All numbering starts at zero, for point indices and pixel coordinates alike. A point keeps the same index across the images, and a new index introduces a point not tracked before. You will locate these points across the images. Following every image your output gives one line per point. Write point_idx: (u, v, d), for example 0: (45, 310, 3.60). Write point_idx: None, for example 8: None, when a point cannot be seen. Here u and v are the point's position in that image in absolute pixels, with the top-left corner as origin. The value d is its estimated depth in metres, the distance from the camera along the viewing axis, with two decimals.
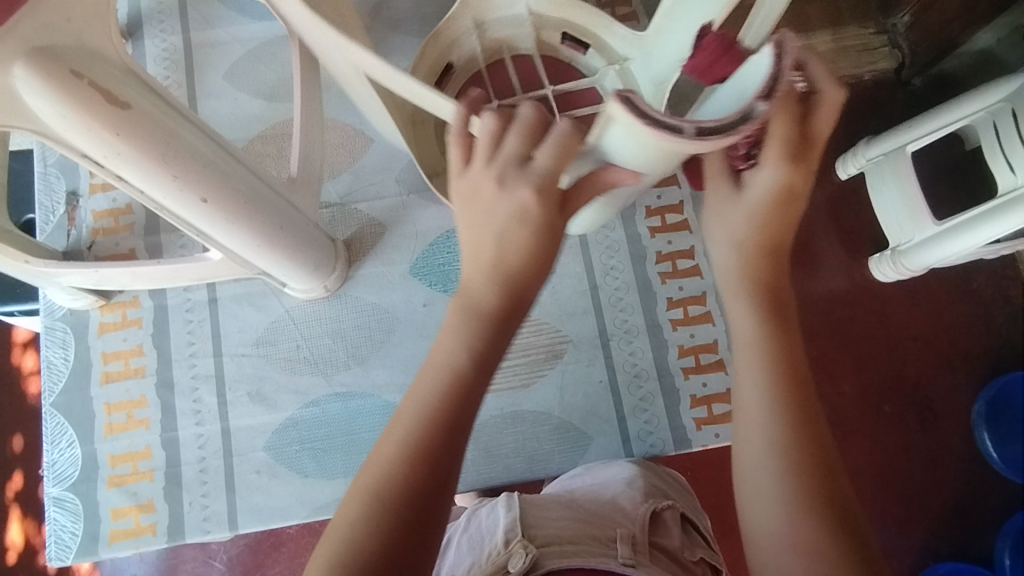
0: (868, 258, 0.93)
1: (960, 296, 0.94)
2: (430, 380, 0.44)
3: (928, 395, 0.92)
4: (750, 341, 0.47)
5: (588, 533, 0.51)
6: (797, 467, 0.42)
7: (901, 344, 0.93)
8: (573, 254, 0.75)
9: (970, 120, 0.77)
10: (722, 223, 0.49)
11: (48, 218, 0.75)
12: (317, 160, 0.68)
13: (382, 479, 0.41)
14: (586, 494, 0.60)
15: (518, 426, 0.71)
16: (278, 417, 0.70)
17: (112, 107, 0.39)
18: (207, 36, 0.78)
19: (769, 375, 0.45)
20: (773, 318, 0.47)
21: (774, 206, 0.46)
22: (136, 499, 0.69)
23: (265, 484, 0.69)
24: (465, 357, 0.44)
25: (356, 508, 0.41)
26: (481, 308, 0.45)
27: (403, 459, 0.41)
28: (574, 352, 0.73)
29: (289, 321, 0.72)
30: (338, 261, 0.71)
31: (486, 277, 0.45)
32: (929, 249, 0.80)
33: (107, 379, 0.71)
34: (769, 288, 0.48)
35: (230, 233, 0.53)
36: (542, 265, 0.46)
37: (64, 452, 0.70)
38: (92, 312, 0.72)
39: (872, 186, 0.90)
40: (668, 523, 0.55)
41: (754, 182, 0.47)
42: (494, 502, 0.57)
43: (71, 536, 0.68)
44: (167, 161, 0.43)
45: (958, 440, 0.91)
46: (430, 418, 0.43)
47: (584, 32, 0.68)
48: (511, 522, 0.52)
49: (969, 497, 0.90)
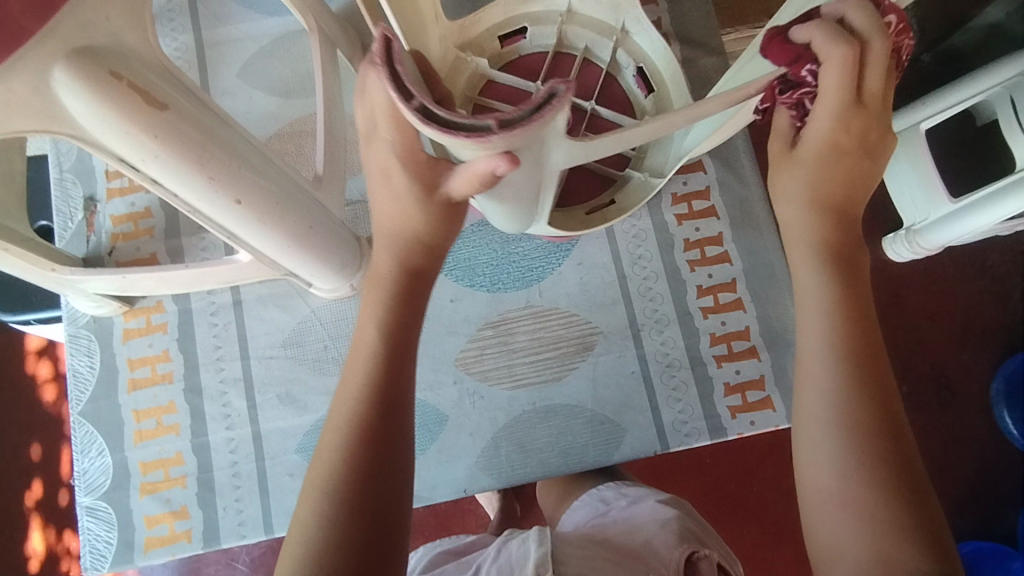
0: (882, 237, 0.93)
1: (978, 274, 0.93)
2: (360, 371, 0.50)
3: (944, 373, 0.92)
4: (818, 311, 0.48)
5: (618, 573, 0.52)
6: (853, 423, 0.45)
7: (918, 325, 0.93)
8: (600, 244, 0.74)
9: (985, 96, 0.76)
10: (783, 185, 0.52)
11: (67, 224, 0.73)
12: (341, 155, 0.65)
13: (330, 478, 0.46)
14: (618, 535, 0.59)
15: (551, 420, 0.71)
16: (310, 418, 0.69)
17: (150, 109, 0.38)
18: (220, 33, 0.77)
19: (830, 337, 0.47)
20: (838, 288, 0.49)
21: (824, 162, 0.49)
22: (169, 506, 0.68)
23: (298, 487, 0.68)
24: (379, 337, 0.51)
25: (311, 503, 0.46)
26: (391, 287, 0.52)
27: (347, 451, 0.47)
28: (605, 342, 0.72)
29: (316, 321, 0.71)
30: (364, 259, 0.70)
31: (392, 253, 0.53)
32: (945, 227, 0.79)
33: (135, 386, 0.70)
34: (835, 238, 0.50)
35: (263, 234, 0.52)
36: (409, 318, 0.52)
37: (95, 461, 0.69)
38: (117, 319, 0.71)
39: (884, 166, 0.89)
40: (705, 572, 0.54)
41: (808, 132, 0.49)
42: (524, 536, 0.56)
43: (106, 545, 0.67)
44: (203, 162, 0.42)
45: (975, 418, 0.91)
46: (350, 444, 0.47)
47: (518, 20, 0.68)
48: (540, 556, 0.53)
49: (986, 472, 0.90)
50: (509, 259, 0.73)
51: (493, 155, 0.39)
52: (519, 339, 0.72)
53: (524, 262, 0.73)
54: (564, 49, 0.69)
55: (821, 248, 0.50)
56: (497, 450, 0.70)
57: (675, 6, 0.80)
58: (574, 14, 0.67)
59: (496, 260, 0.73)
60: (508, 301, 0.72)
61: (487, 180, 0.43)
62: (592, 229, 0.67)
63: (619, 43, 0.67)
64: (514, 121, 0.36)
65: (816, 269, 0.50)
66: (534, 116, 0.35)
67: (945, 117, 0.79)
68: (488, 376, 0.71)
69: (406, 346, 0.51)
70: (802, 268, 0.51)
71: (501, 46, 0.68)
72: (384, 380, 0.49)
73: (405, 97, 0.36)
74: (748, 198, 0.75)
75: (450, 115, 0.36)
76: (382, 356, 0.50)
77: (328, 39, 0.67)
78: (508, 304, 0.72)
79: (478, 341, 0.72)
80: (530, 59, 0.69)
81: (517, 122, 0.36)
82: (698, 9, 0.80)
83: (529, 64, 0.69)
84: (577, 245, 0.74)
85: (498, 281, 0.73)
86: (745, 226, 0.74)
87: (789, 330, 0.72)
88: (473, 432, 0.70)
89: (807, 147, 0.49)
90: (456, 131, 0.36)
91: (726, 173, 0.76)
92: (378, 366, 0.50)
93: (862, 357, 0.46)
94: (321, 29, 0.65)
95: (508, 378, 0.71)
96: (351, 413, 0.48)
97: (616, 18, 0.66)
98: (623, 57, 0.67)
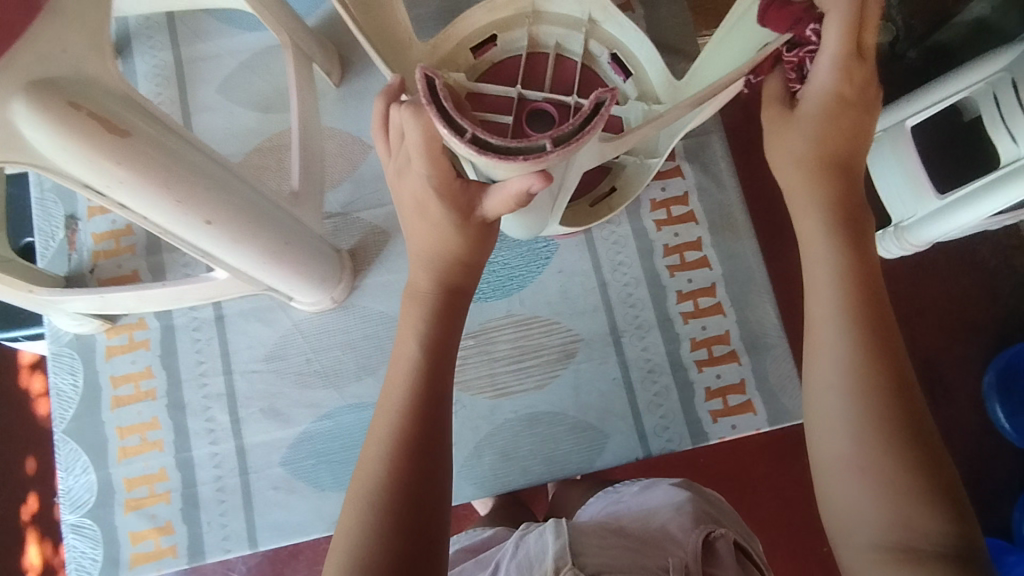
0: (877, 231, 0.93)
1: (967, 269, 0.93)
2: (401, 383, 0.48)
3: (937, 367, 0.92)
4: (829, 279, 0.48)
5: (640, 562, 0.50)
6: (868, 387, 0.44)
7: (912, 319, 0.93)
8: (579, 252, 0.74)
9: (969, 91, 0.76)
10: (785, 152, 0.53)
11: (49, 243, 0.74)
12: (318, 169, 0.66)
13: (372, 488, 0.45)
14: (634, 521, 0.58)
15: (534, 428, 0.71)
16: (293, 431, 0.70)
17: (112, 136, 0.38)
18: (199, 49, 0.77)
19: (841, 305, 0.47)
20: (846, 253, 0.49)
21: (829, 120, 0.50)
22: (154, 522, 0.68)
23: (282, 500, 0.68)
24: (419, 348, 0.49)
25: (355, 512, 0.44)
26: (428, 300, 0.50)
27: (391, 462, 0.45)
28: (586, 350, 0.72)
29: (298, 334, 0.72)
30: (344, 271, 0.70)
31: (431, 272, 0.50)
32: (934, 221, 0.78)
33: (118, 403, 0.70)
34: (844, 199, 0.51)
35: (238, 253, 0.52)
36: (448, 332, 0.51)
37: (79, 478, 0.69)
38: (99, 336, 0.72)
39: (873, 161, 0.87)
40: (721, 552, 0.54)
41: (810, 94, 0.50)
42: (540, 526, 0.54)
43: (92, 562, 0.68)
44: (170, 186, 0.42)
45: (967, 411, 0.91)
46: (392, 456, 0.45)
47: (486, 28, 0.68)
48: (561, 547, 0.50)
49: (978, 465, 0.90)
50: (489, 268, 0.73)
51: (527, 174, 0.37)
52: (501, 348, 0.72)
53: (504, 271, 0.73)
54: (537, 50, 0.69)
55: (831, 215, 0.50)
56: (480, 459, 0.70)
57: (651, 12, 0.80)
58: (539, 13, 0.68)
59: None
60: (489, 310, 0.73)
61: (520, 203, 0.41)
62: (601, 219, 0.69)
63: (590, 33, 0.68)
64: (569, 138, 0.34)
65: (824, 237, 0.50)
66: (590, 131, 0.33)
67: (931, 113, 0.78)
68: (470, 385, 0.71)
69: (444, 360, 0.50)
70: (812, 237, 0.51)
71: (475, 57, 0.68)
72: (425, 390, 0.48)
73: (458, 131, 0.33)
74: (727, 203, 0.75)
75: (503, 140, 0.34)
76: (422, 367, 0.48)
77: (302, 52, 0.67)
78: (489, 313, 0.73)
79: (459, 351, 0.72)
80: (508, 64, 0.69)
81: (573, 137, 0.34)
82: (675, 15, 0.80)
83: (505, 69, 0.69)
84: (556, 252, 0.74)
85: (478, 290, 0.73)
86: (724, 230, 0.74)
87: (770, 333, 0.72)
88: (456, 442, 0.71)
89: (809, 111, 0.50)
90: (515, 159, 0.33)
91: (705, 179, 0.76)
92: (419, 377, 0.48)
93: (873, 320, 0.47)
94: (295, 44, 0.65)
95: (490, 387, 0.71)
96: (392, 428, 0.47)
97: (582, 8, 0.67)
98: (596, 45, 0.68)
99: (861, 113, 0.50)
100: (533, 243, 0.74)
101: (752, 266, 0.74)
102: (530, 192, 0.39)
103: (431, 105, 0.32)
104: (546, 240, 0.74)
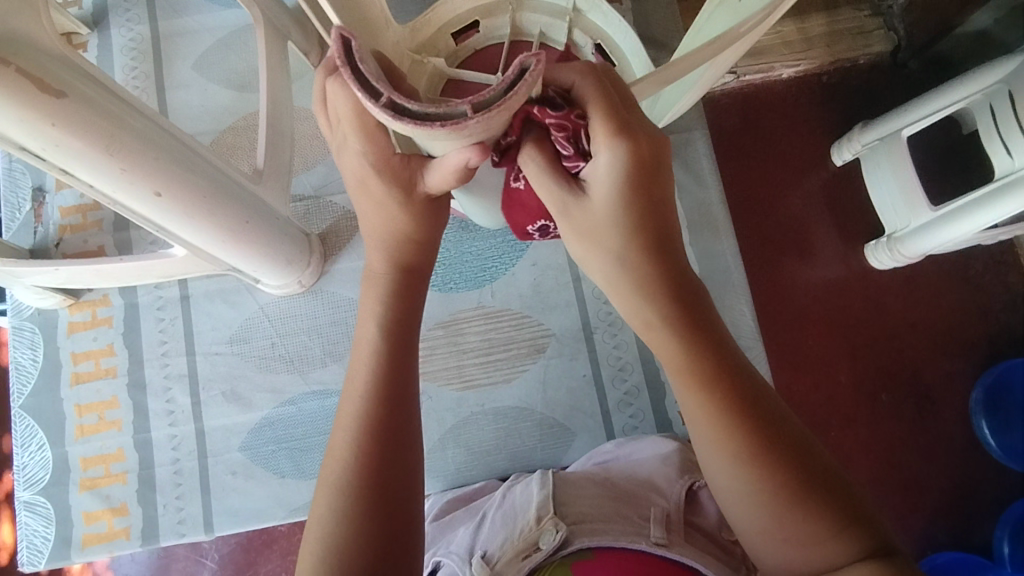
0: (865, 244, 0.85)
1: (961, 282, 0.85)
2: (362, 369, 0.45)
3: (925, 384, 0.84)
4: (683, 383, 0.40)
5: (620, 511, 0.52)
6: (768, 493, 0.37)
7: (899, 335, 0.84)
8: (555, 245, 0.73)
9: (967, 102, 0.71)
10: (584, 238, 0.44)
11: (15, 215, 0.73)
12: (286, 149, 0.65)
13: (341, 474, 0.42)
14: (621, 472, 0.59)
15: (500, 422, 0.70)
16: (254, 416, 0.68)
17: (44, 95, 0.37)
18: (176, 24, 0.76)
19: (707, 410, 0.39)
20: (697, 343, 0.40)
21: (625, 184, 0.41)
22: (109, 502, 0.67)
23: (240, 485, 0.67)
24: (378, 330, 0.46)
25: (326, 499, 0.42)
26: (386, 281, 0.47)
27: (357, 449, 0.42)
28: (557, 345, 0.71)
29: (264, 318, 0.70)
30: (313, 255, 0.69)
31: (386, 252, 0.47)
32: (928, 235, 0.74)
33: (77, 380, 0.69)
34: (657, 234, 0.42)
35: (193, 228, 0.51)
36: (414, 307, 0.48)
37: (34, 455, 0.68)
38: (61, 312, 0.70)
39: (868, 172, 0.84)
40: (704, 501, 0.55)
41: (592, 182, 0.42)
42: (529, 480, 0.58)
43: (43, 540, 0.66)
44: (111, 151, 0.41)
45: (953, 428, 0.83)
46: (360, 440, 0.43)
47: (467, 15, 0.66)
48: (544, 499, 0.53)
49: (962, 488, 0.81)
50: (462, 258, 0.72)
51: (462, 147, 0.37)
52: (469, 339, 0.71)
53: (477, 262, 0.72)
54: (519, 37, 0.66)
55: (666, 298, 0.41)
56: (444, 452, 0.69)
57: (639, 6, 0.79)
58: (524, 0, 0.65)
59: (449, 260, 0.72)
60: (459, 301, 0.71)
61: (461, 176, 0.41)
62: None
63: (574, 21, 0.65)
64: (490, 102, 0.33)
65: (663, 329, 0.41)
66: (511, 93, 0.32)
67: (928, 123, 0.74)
68: (437, 376, 0.70)
69: (411, 340, 0.47)
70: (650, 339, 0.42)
71: (456, 44, 0.67)
72: (388, 372, 0.45)
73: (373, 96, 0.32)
74: (706, 202, 0.74)
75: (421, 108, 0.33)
76: (383, 351, 0.45)
77: (276, 30, 0.65)
78: (460, 304, 0.71)
79: (428, 341, 0.71)
80: (489, 52, 0.66)
81: (492, 102, 0.33)
82: (663, 10, 0.79)
83: (486, 57, 0.66)
84: (531, 245, 0.73)
85: (450, 280, 0.72)
86: (703, 229, 0.73)
87: (743, 335, 0.71)
88: None
89: (602, 205, 0.42)
90: (432, 123, 0.32)
91: (686, 177, 0.74)
92: (381, 359, 0.45)
93: (744, 409, 0.39)
94: (267, 20, 0.64)
95: (457, 378, 0.70)
96: (357, 412, 0.44)
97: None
98: (580, 36, 0.65)
99: (648, 173, 0.41)
100: (508, 235, 0.72)
101: (729, 266, 0.73)
102: (469, 165, 0.39)
103: (346, 68, 0.32)
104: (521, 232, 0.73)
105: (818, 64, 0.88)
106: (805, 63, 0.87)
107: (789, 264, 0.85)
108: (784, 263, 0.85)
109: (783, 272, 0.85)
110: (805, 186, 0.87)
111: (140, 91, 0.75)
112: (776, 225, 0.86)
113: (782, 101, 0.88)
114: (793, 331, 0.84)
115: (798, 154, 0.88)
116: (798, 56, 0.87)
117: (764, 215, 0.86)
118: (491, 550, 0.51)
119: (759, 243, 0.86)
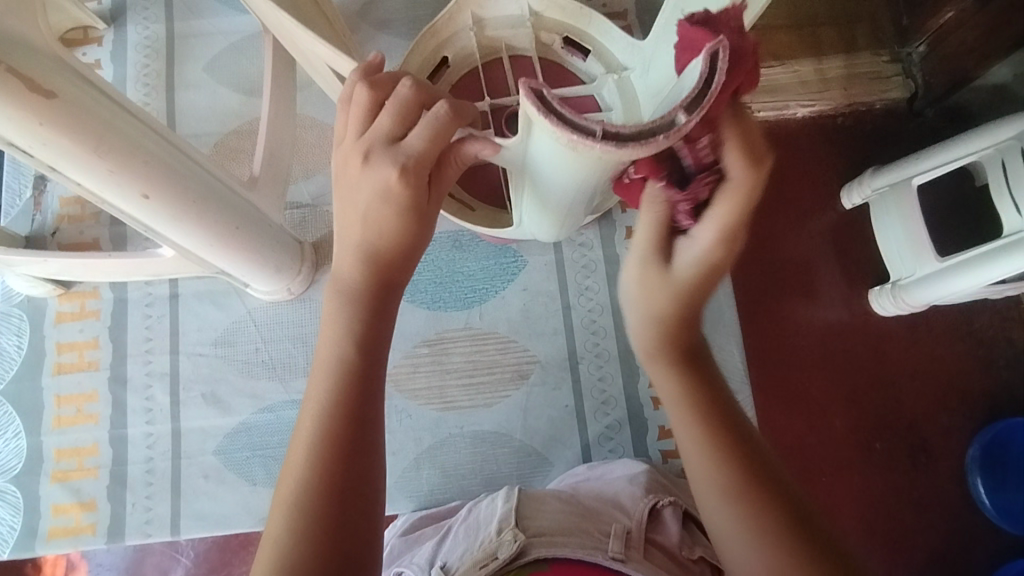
0: (868, 290, 0.84)
1: (963, 337, 0.84)
2: (325, 381, 0.44)
3: (922, 436, 0.82)
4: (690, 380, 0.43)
5: (582, 526, 0.51)
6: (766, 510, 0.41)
7: (897, 383, 0.83)
8: (547, 271, 0.72)
9: (977, 156, 0.70)
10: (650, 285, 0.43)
11: (14, 202, 0.73)
12: (283, 160, 0.65)
13: (298, 492, 0.41)
14: (588, 491, 0.59)
15: (477, 446, 0.69)
16: (232, 421, 0.68)
17: (34, 95, 0.37)
18: (191, 25, 0.77)
19: (725, 469, 0.42)
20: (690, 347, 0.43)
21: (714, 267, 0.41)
22: (78, 497, 0.67)
23: (210, 490, 0.67)
24: (350, 344, 0.44)
25: (283, 518, 0.41)
26: (360, 292, 0.45)
27: (318, 461, 0.41)
28: (541, 373, 0.70)
29: (249, 323, 0.70)
30: (304, 264, 0.69)
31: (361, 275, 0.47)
32: (932, 287, 0.73)
33: (60, 370, 0.69)
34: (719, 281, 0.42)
35: (180, 231, 0.51)
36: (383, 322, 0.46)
37: (9, 443, 0.68)
38: (50, 301, 0.70)
39: (876, 219, 0.82)
40: (667, 519, 0.54)
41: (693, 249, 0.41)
42: (496, 494, 0.59)
43: (9, 530, 0.66)
44: (98, 152, 0.41)
45: (949, 484, 0.81)
46: (327, 456, 0.41)
47: (435, 53, 0.61)
48: (507, 513, 0.52)
49: (954, 546, 0.79)
50: (453, 277, 0.72)
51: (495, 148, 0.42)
52: (454, 360, 0.70)
53: (467, 283, 0.72)
54: (491, 56, 0.63)
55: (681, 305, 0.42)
56: (418, 472, 0.68)
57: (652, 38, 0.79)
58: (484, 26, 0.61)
59: (440, 277, 0.72)
60: (447, 321, 0.71)
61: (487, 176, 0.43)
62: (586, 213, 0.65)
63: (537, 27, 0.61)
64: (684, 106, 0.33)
65: (686, 424, 0.43)
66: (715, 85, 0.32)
67: (939, 173, 0.73)
68: (418, 394, 0.70)
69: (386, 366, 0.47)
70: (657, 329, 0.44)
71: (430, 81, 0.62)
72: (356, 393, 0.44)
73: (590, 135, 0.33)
74: None
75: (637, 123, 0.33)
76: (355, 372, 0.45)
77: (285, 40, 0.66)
78: (447, 323, 0.71)
79: (412, 359, 0.70)
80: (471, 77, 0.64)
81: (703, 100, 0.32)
82: None
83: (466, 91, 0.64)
84: (523, 270, 0.72)
85: (439, 298, 0.71)
86: None
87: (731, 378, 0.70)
88: (397, 451, 0.69)
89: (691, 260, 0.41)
90: (654, 139, 0.33)
91: None
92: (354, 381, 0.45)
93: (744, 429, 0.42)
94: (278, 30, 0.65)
95: (438, 398, 0.69)
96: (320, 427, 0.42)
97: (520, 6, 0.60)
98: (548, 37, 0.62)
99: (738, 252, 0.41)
100: (501, 259, 0.72)
101: (723, 307, 0.72)
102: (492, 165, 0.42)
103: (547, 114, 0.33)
104: (515, 256, 0.72)
105: (833, 106, 0.88)
106: (820, 103, 0.87)
107: (792, 306, 0.84)
108: (786, 304, 0.84)
109: (784, 313, 0.84)
110: (813, 230, 0.86)
111: (150, 89, 0.76)
112: (777, 269, 0.85)
113: (793, 141, 0.88)
114: (788, 376, 0.83)
115: (806, 197, 0.87)
116: (814, 96, 0.87)
117: (766, 254, 0.85)
118: (451, 561, 0.52)
119: (762, 281, 0.85)
